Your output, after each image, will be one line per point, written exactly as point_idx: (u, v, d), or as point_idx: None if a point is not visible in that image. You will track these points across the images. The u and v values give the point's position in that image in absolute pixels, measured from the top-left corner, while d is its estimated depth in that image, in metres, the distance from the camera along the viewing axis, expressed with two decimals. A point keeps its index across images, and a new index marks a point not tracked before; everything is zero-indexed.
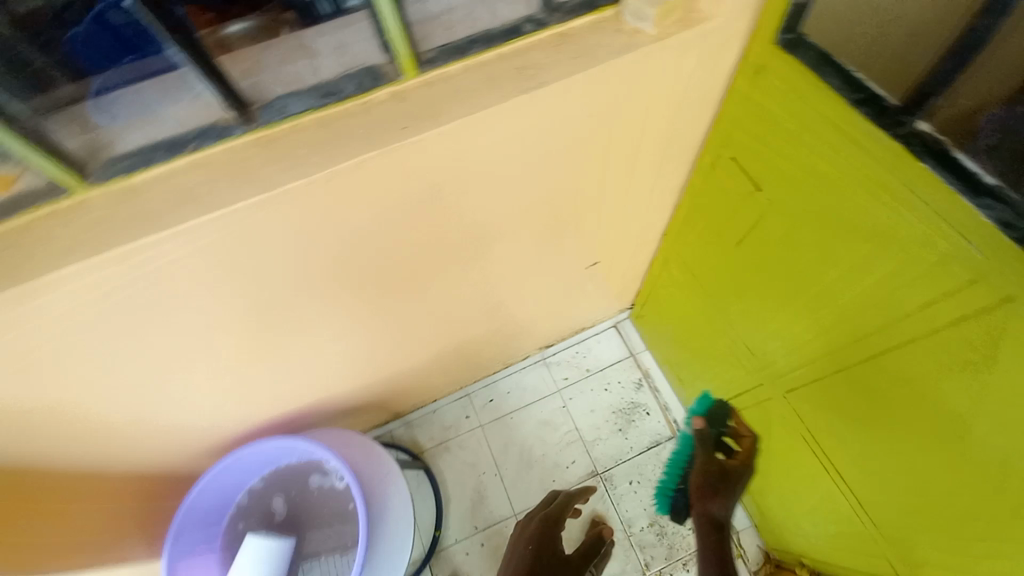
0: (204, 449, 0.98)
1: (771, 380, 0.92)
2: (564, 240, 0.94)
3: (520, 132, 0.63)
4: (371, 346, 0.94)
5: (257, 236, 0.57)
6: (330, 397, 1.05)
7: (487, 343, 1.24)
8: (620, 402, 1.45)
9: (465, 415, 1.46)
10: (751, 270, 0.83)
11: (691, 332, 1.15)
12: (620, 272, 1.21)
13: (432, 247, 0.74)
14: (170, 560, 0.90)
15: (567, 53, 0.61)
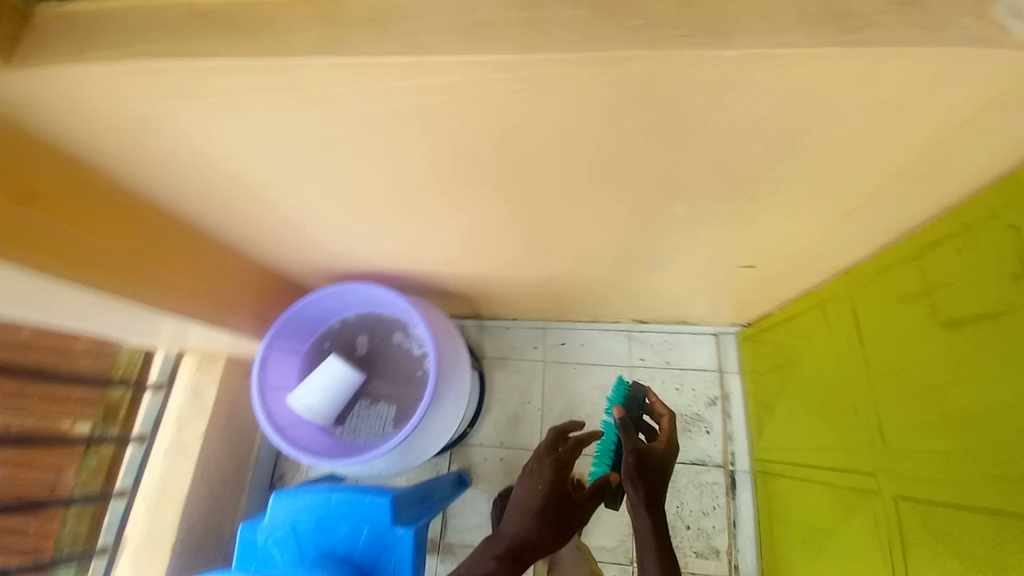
0: (321, 265, 1.07)
1: (886, 479, 0.80)
2: (739, 231, 0.84)
3: (794, 97, 0.52)
4: (498, 246, 0.94)
5: (476, 100, 0.54)
6: (436, 273, 1.09)
7: (591, 291, 1.20)
8: (685, 408, 1.38)
9: (533, 344, 1.47)
10: (944, 360, 0.69)
11: (804, 388, 1.05)
12: (764, 286, 1.09)
13: (617, 181, 0.68)
14: (270, 344, 1.03)
15: (912, 21, 0.47)
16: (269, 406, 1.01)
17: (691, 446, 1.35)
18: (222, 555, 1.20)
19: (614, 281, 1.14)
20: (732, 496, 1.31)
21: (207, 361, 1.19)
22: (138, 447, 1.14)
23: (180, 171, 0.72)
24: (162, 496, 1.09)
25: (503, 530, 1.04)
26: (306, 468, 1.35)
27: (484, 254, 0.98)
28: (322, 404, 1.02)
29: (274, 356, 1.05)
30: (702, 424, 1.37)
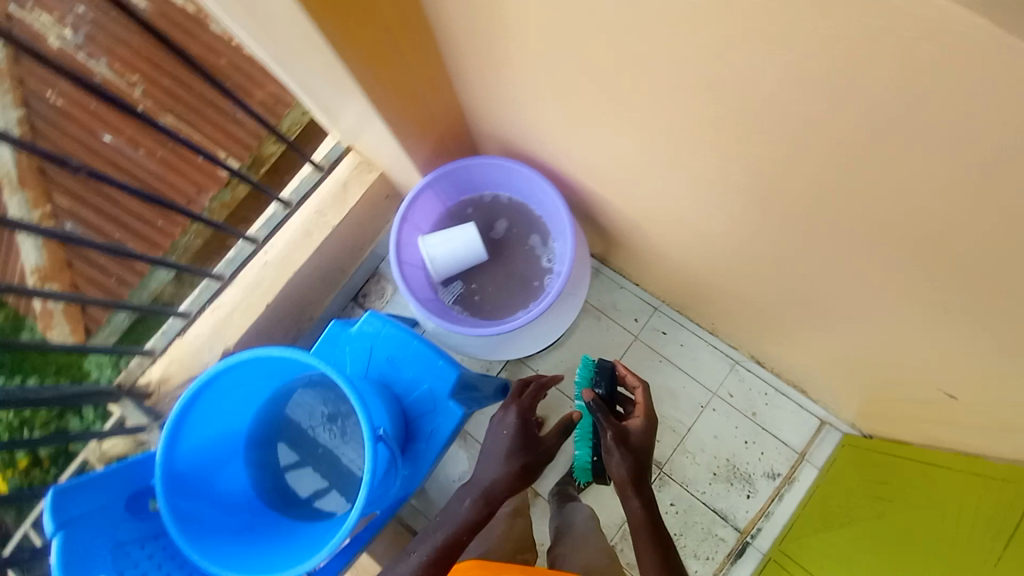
0: (509, 137, 1.03)
1: None
2: (972, 360, 0.69)
3: None
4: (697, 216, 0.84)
5: (839, 93, 0.42)
6: (608, 203, 1.02)
7: (737, 303, 1.10)
8: (742, 462, 1.29)
9: (635, 317, 1.38)
10: None
11: (867, 539, 0.97)
12: (928, 416, 0.93)
13: (900, 247, 0.55)
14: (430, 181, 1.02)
15: None
16: (401, 237, 1.03)
17: (723, 497, 1.28)
18: (300, 330, 1.35)
19: (773, 311, 1.03)
20: (731, 561, 1.25)
21: (364, 168, 1.22)
22: (281, 209, 1.22)
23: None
24: (280, 260, 1.17)
25: (477, 477, 0.88)
26: (387, 300, 1.47)
27: (678, 211, 0.89)
28: (443, 261, 1.03)
29: (424, 196, 1.06)
30: (747, 486, 1.28)
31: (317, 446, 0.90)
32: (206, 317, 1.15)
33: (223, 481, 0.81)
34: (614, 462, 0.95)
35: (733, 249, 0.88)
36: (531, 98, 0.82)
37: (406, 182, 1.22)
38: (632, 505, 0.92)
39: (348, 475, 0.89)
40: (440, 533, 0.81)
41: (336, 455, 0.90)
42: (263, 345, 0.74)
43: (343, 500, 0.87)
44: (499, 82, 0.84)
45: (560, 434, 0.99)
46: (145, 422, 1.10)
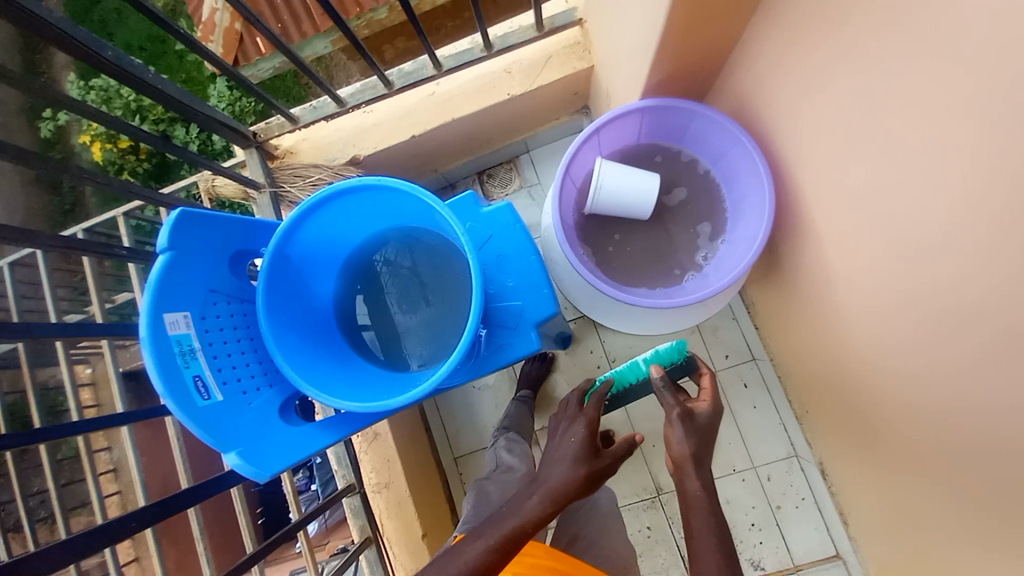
0: (761, 108, 0.87)
1: None
2: None
3: None
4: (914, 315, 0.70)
5: None
6: (814, 239, 0.87)
7: (848, 412, 0.98)
8: (735, 536, 1.23)
9: (729, 353, 1.26)
10: None
11: None
12: None
13: None
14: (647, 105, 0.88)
15: None
16: (578, 151, 0.93)
17: None
18: (422, 172, 1.32)
19: (880, 445, 0.91)
20: None
21: (577, 53, 1.09)
22: (478, 49, 1.09)
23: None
24: (447, 100, 1.11)
25: (542, 476, 0.82)
26: (507, 192, 1.41)
27: (888, 299, 0.74)
28: (605, 196, 0.93)
29: (629, 117, 0.92)
30: None
31: (396, 300, 0.86)
32: (359, 118, 1.13)
33: (312, 282, 0.81)
34: (674, 436, 0.88)
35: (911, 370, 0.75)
36: (848, 87, 0.66)
37: (609, 90, 1.08)
38: (690, 483, 0.84)
39: (406, 343, 0.85)
40: (506, 524, 0.75)
41: (404, 316, 0.86)
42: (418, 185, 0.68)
43: (392, 361, 0.84)
44: (822, 48, 0.67)
45: (624, 448, 0.91)
46: (262, 181, 1.10)
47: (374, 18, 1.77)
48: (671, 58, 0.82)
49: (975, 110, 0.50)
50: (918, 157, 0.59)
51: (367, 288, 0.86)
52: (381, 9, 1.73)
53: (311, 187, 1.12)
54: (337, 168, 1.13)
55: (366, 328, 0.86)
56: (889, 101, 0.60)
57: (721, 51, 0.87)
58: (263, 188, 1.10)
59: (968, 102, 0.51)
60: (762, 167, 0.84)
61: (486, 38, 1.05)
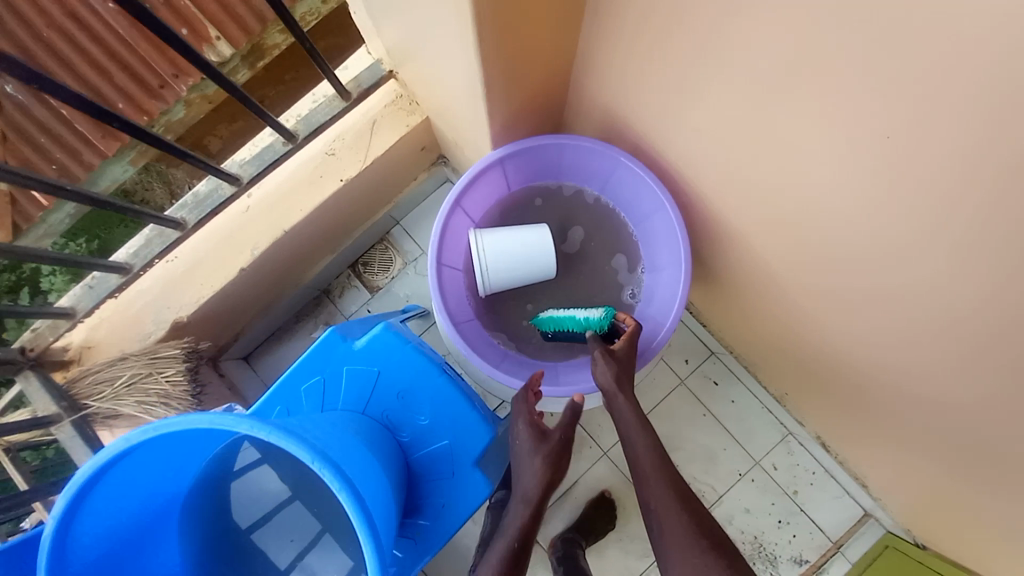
0: (629, 115, 0.74)
1: None
2: None
3: None
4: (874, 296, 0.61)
5: None
6: (736, 235, 0.76)
7: (830, 388, 0.90)
8: (769, 542, 1.12)
9: (686, 358, 1.16)
10: None
11: None
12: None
13: None
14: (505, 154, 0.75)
15: None
16: (447, 230, 0.76)
17: None
18: (276, 297, 1.06)
19: (876, 416, 0.83)
20: None
21: (404, 107, 0.89)
22: (280, 142, 0.87)
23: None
24: (268, 210, 0.87)
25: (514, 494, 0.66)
26: (391, 275, 1.16)
27: (848, 280, 0.63)
28: (501, 274, 0.77)
29: (490, 173, 0.77)
30: (770, 568, 1.11)
31: (315, 480, 0.72)
32: (162, 271, 0.86)
33: (139, 568, 0.58)
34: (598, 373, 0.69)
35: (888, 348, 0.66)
36: (725, 73, 0.54)
37: (457, 141, 0.91)
38: None
39: (341, 526, 0.71)
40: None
41: (326, 492, 0.72)
42: (218, 411, 0.46)
43: (342, 552, 0.70)
44: (684, 33, 0.54)
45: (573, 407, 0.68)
46: (54, 411, 0.80)
47: (172, 120, 1.36)
48: (512, 86, 0.67)
49: (902, 71, 0.39)
50: (840, 134, 0.48)
51: (257, 470, 0.70)
52: (175, 106, 1.35)
53: (128, 390, 0.84)
54: (149, 350, 0.85)
55: (281, 513, 0.71)
56: (783, 79, 0.49)
57: (562, 65, 0.73)
58: (64, 418, 0.81)
59: (889, 64, 0.40)
60: (658, 186, 0.73)
61: (282, 129, 0.84)
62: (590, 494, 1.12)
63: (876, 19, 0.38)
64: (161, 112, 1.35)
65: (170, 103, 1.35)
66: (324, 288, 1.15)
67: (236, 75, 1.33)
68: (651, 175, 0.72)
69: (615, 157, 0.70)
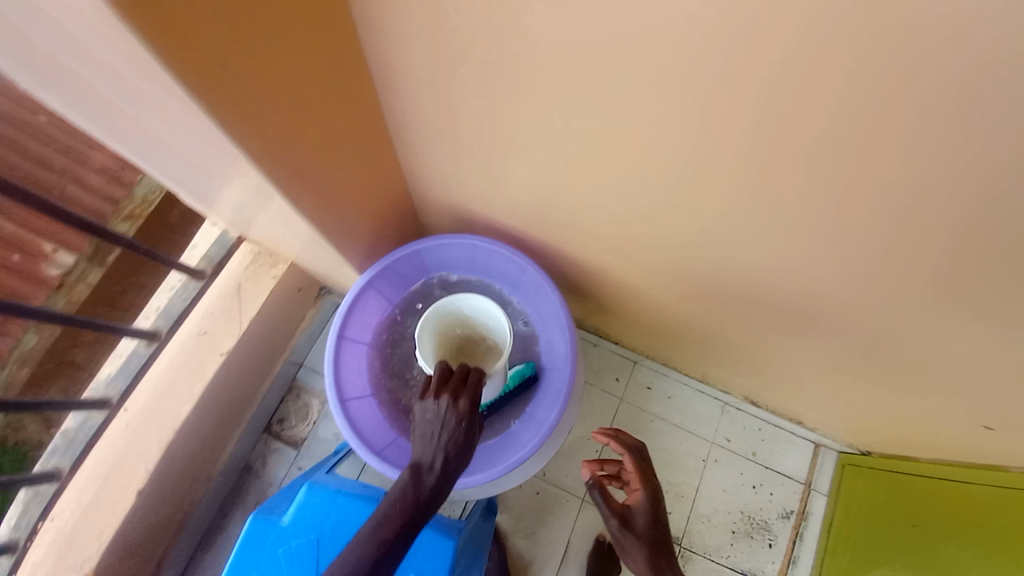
0: (467, 201, 0.83)
1: None
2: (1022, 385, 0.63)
3: None
4: (705, 272, 0.73)
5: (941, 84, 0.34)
6: (592, 264, 0.86)
7: (729, 353, 1.01)
8: (756, 511, 1.18)
9: (615, 376, 1.24)
10: None
11: None
12: (935, 433, 0.90)
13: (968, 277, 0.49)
14: (369, 277, 0.81)
15: None
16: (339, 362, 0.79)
17: (748, 555, 1.15)
18: (193, 497, 0.96)
19: (772, 359, 0.94)
20: None
21: (266, 261, 0.90)
22: (142, 346, 0.84)
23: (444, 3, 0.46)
24: (150, 418, 0.81)
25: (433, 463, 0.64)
26: (313, 421, 1.11)
27: (690, 272, 0.74)
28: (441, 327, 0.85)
29: (364, 297, 0.83)
30: (767, 534, 1.17)
31: None
32: (49, 533, 0.76)
33: None
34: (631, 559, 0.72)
35: (739, 304, 0.78)
36: (516, 151, 0.64)
37: (328, 275, 0.94)
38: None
39: None
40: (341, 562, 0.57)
41: None
42: None
43: None
44: (467, 130, 0.64)
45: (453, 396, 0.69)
46: None
47: (25, 351, 1.22)
48: (347, 215, 0.73)
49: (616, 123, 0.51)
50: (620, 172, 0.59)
51: None
52: (26, 336, 1.22)
53: None
54: None
55: None
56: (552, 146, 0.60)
57: (392, 182, 0.80)
58: None
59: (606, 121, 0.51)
60: (510, 251, 0.83)
61: (140, 334, 0.81)
62: (586, 549, 1.11)
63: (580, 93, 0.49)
64: (10, 347, 1.21)
65: (18, 334, 1.22)
66: (246, 465, 1.07)
67: (86, 279, 1.22)
68: (501, 246, 0.82)
69: (463, 242, 0.79)
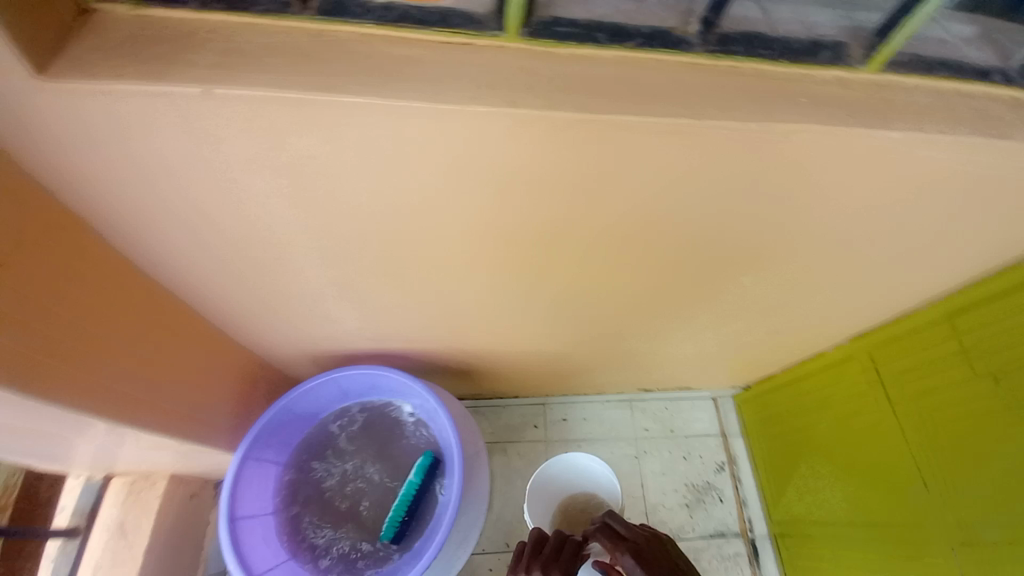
0: (317, 346, 0.91)
1: (942, 526, 0.79)
2: (768, 304, 0.83)
3: (837, 181, 0.52)
4: (531, 322, 0.85)
5: (536, 184, 0.50)
6: (450, 353, 0.97)
7: (602, 366, 1.15)
8: (695, 478, 1.31)
9: (533, 424, 1.35)
10: (1003, 414, 0.70)
11: (816, 463, 1.06)
12: (770, 354, 1.09)
13: (668, 259, 0.66)
14: (244, 451, 0.86)
15: (960, 123, 0.47)
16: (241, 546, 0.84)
17: (708, 519, 1.27)
18: None
19: (632, 355, 1.10)
20: (757, 566, 1.22)
21: (143, 485, 0.89)
22: None
23: (192, 231, 0.58)
24: None
25: None
26: None
27: (521, 331, 0.87)
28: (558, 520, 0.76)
29: (247, 470, 0.88)
30: (714, 493, 1.30)
31: None
32: None
33: None
34: None
35: (575, 332, 0.92)
36: (326, 300, 0.75)
37: (215, 467, 0.94)
38: None
39: None
40: None
41: None
42: None
43: None
44: (279, 299, 0.74)
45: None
46: None
47: None
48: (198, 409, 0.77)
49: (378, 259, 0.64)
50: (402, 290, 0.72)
51: None
52: None
53: None
54: None
55: None
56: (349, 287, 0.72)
57: (239, 361, 0.87)
58: None
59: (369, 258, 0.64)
60: (366, 368, 0.92)
61: None
62: None
63: (338, 250, 0.62)
64: None
65: None
66: None
67: None
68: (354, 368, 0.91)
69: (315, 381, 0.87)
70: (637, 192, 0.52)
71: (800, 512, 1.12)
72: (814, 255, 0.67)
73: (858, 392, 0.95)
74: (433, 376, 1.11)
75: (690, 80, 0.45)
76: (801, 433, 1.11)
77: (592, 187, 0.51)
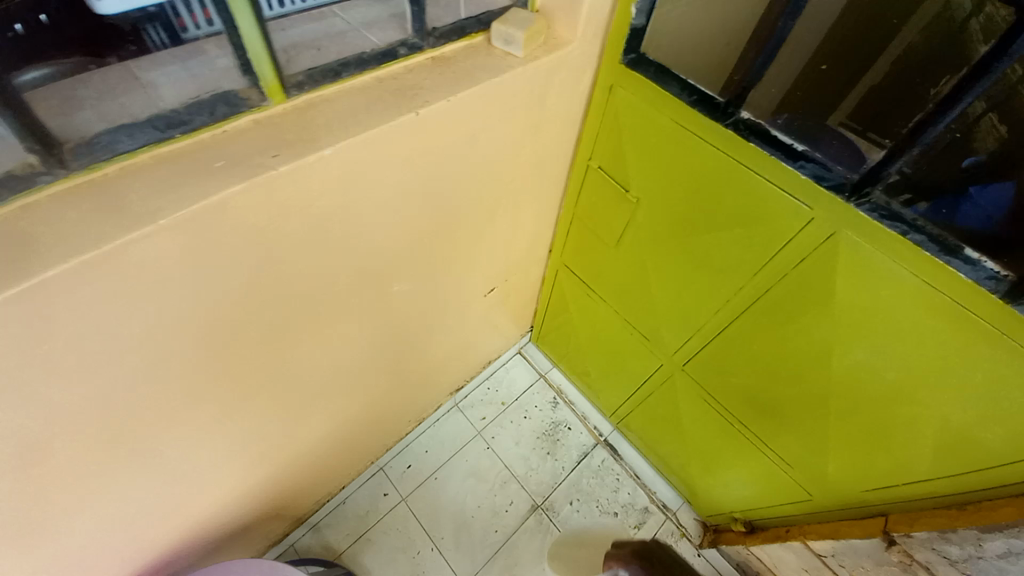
0: None
1: (666, 360, 0.95)
2: (450, 282, 0.86)
3: (346, 193, 0.53)
4: (245, 446, 0.75)
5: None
6: (200, 526, 0.82)
7: (393, 408, 1.11)
8: (542, 425, 1.40)
9: (382, 493, 1.26)
10: (636, 265, 0.85)
11: (595, 361, 1.20)
12: (513, 303, 1.18)
13: (291, 323, 0.62)
14: None
15: (390, 105, 0.51)
16: None
17: (568, 450, 1.37)
18: None
19: (406, 385, 1.07)
20: (621, 457, 1.36)
21: None
22: None
23: None
24: None
25: None
26: None
27: (246, 458, 0.77)
28: None
29: None
30: (561, 426, 1.40)
31: None
32: None
33: None
34: None
35: (314, 415, 0.85)
36: None
37: None
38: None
39: None
40: None
41: None
42: None
43: None
44: None
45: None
46: None
47: None
48: None
49: None
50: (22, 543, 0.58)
51: None
52: None
53: None
54: None
55: None
56: None
57: None
58: None
59: None
60: None
61: None
62: None
63: None
64: None
65: None
66: None
67: None
68: None
69: None
70: (143, 314, 0.46)
71: (617, 403, 1.26)
72: (423, 238, 0.70)
73: (576, 296, 1.09)
74: (219, 559, 0.96)
75: (78, 210, 0.40)
76: (575, 345, 1.25)
77: (76, 353, 0.44)
